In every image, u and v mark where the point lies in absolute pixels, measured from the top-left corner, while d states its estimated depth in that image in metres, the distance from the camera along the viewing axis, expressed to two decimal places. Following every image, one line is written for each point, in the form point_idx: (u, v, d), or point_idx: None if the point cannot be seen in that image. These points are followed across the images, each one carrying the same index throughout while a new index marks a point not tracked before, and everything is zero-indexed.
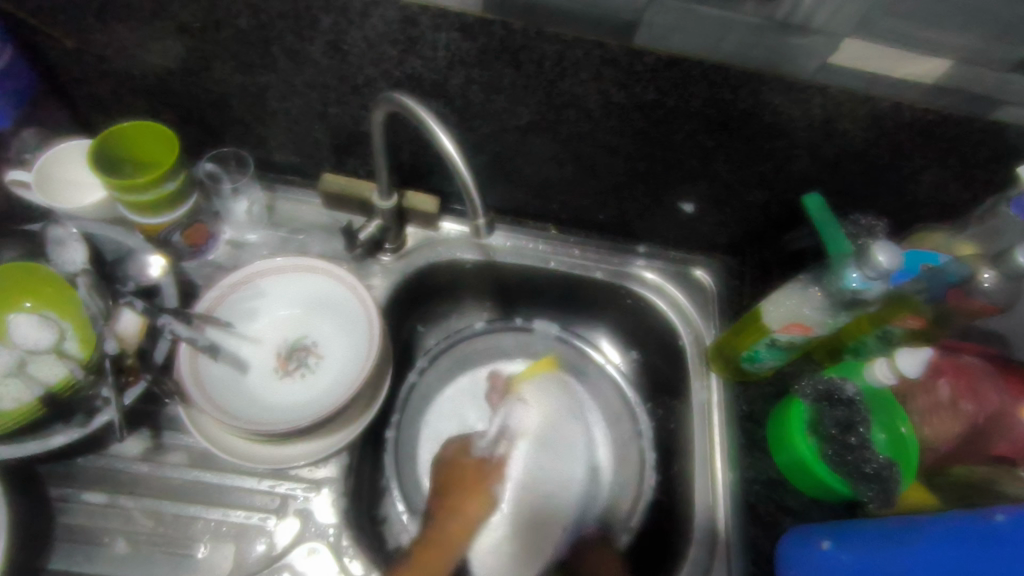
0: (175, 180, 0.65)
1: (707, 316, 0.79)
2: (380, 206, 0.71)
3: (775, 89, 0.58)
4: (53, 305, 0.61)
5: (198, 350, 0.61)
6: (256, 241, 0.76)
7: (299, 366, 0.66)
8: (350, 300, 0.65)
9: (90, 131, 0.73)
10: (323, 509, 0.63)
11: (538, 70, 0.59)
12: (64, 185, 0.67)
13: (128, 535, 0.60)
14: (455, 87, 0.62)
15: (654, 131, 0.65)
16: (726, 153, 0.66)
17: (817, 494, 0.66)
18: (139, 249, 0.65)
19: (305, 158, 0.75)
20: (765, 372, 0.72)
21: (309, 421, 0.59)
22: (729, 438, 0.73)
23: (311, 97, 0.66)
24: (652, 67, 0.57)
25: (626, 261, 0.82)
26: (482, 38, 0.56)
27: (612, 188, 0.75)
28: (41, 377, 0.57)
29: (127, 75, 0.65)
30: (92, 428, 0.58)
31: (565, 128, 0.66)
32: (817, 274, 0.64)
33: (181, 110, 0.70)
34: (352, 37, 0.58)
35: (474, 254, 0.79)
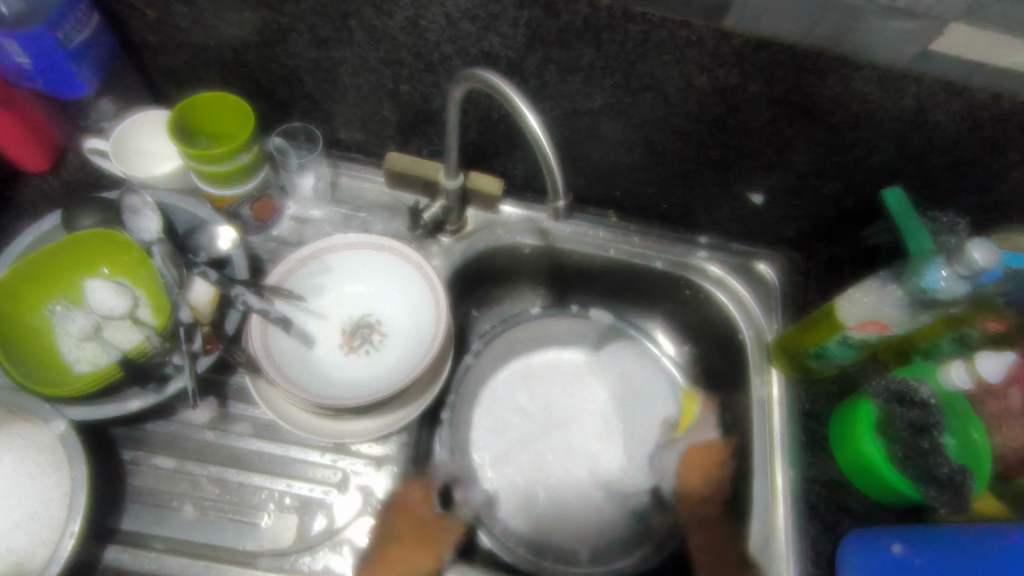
0: (249, 151, 0.65)
1: (771, 311, 0.78)
2: (446, 186, 0.70)
3: (866, 77, 0.56)
4: (127, 271, 0.62)
5: (268, 322, 0.62)
6: (319, 217, 0.76)
7: (363, 343, 0.66)
8: (416, 280, 0.66)
9: (161, 102, 0.74)
10: (383, 485, 0.64)
11: (618, 51, 0.58)
12: (138, 154, 0.68)
13: (195, 501, 0.61)
14: (531, 66, 0.61)
15: (730, 117, 0.63)
16: (806, 143, 0.64)
17: (882, 497, 0.64)
18: (211, 221, 0.66)
19: (370, 136, 0.75)
20: (831, 369, 0.70)
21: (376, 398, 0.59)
22: (790, 435, 0.71)
23: (383, 73, 0.65)
24: (738, 50, 0.56)
25: (688, 251, 0.81)
26: (566, 16, 0.55)
27: (680, 176, 0.74)
28: (116, 342, 0.60)
29: (203, 46, 0.66)
30: (166, 394, 0.58)
31: (638, 112, 0.65)
32: (897, 271, 0.62)
33: (253, 83, 0.70)
34: (432, 13, 0.57)
35: (533, 238, 0.78)
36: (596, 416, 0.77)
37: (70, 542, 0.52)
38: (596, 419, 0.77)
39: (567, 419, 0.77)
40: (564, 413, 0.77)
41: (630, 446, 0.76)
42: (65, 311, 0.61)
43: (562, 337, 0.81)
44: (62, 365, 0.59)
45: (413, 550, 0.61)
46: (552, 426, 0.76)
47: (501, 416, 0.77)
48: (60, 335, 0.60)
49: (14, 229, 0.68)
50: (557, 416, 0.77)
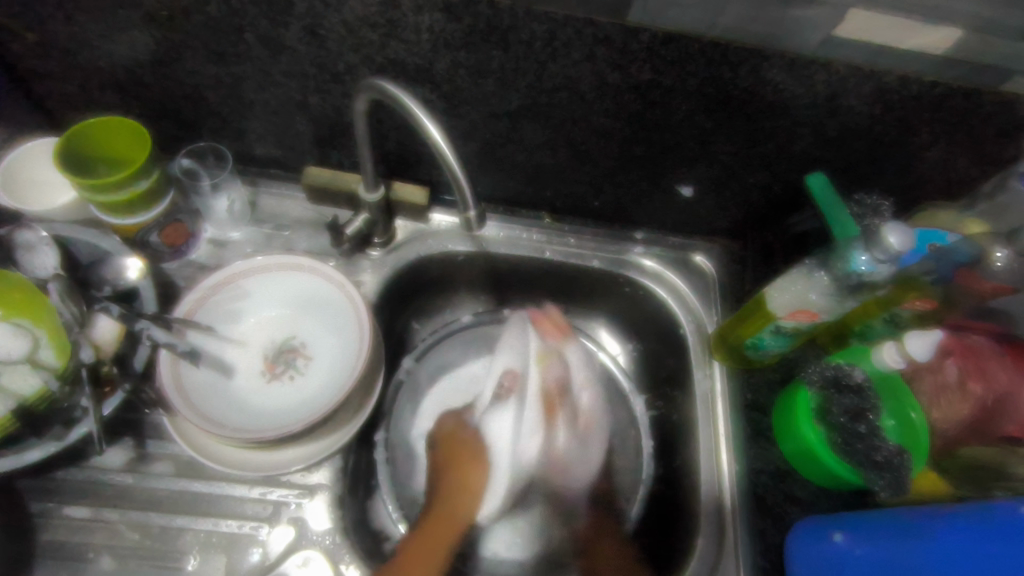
0: (148, 178, 0.62)
1: (709, 303, 0.77)
2: (366, 199, 0.68)
3: (777, 66, 0.55)
4: (23, 310, 0.58)
5: (179, 357, 0.58)
6: (239, 239, 0.73)
7: (287, 368, 0.63)
8: (338, 299, 0.63)
9: (58, 128, 0.70)
10: (317, 515, 0.61)
11: (526, 51, 0.56)
12: (32, 185, 0.64)
13: (113, 551, 0.57)
14: (441, 72, 0.59)
15: (648, 113, 0.62)
16: (726, 135, 0.64)
17: (824, 483, 0.64)
18: (115, 252, 0.62)
19: (287, 151, 0.72)
20: (769, 358, 0.70)
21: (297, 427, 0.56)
22: (733, 427, 0.71)
23: (290, 87, 0.63)
24: (646, 45, 0.55)
25: (624, 249, 0.80)
26: (467, 19, 0.53)
27: (607, 174, 0.73)
28: (14, 388, 0.55)
29: (94, 67, 0.62)
30: (68, 442, 0.55)
31: (556, 112, 0.63)
32: (822, 257, 0.61)
33: (153, 103, 0.66)
34: (329, 21, 0.55)
35: (466, 245, 0.76)
36: None
37: None
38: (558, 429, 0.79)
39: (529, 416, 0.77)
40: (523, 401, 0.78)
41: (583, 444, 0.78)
42: None
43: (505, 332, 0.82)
44: None
45: (470, 475, 0.66)
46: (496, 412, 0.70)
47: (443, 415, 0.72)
48: None
49: None
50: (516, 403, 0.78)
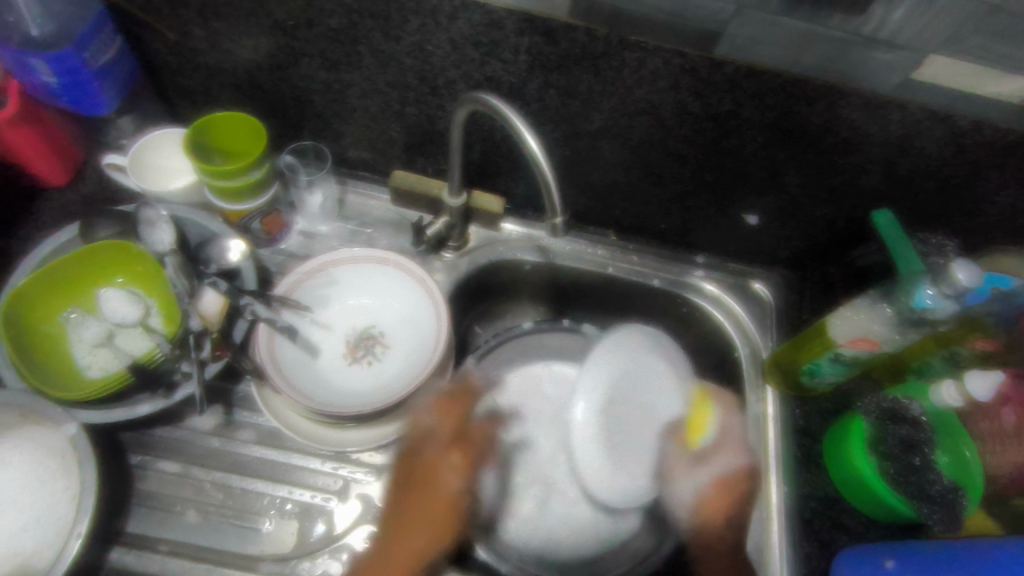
0: (260, 169, 0.67)
1: (766, 330, 0.80)
2: (448, 204, 0.73)
3: (853, 104, 0.58)
4: (141, 282, 0.65)
5: (275, 331, 0.64)
6: (326, 232, 0.79)
7: (366, 354, 0.68)
8: (418, 293, 0.68)
9: (177, 121, 0.77)
10: (380, 494, 0.65)
11: (615, 77, 0.60)
12: (153, 170, 0.70)
13: (199, 506, 0.63)
14: (532, 90, 0.64)
15: (724, 142, 0.66)
16: (797, 167, 0.67)
17: (874, 513, 0.65)
18: (222, 234, 0.68)
19: (377, 154, 0.78)
20: (823, 386, 0.72)
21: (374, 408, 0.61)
22: (784, 451, 0.73)
23: (390, 95, 0.68)
24: (730, 78, 0.58)
25: (685, 271, 0.83)
26: (564, 43, 0.58)
27: (677, 197, 0.76)
28: (128, 349, 0.64)
29: (219, 68, 0.69)
30: (174, 400, 0.60)
31: (635, 135, 0.67)
32: (886, 290, 0.63)
33: (264, 103, 0.73)
34: (437, 38, 0.60)
35: (534, 255, 0.80)
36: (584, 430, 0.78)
37: (76, 544, 0.52)
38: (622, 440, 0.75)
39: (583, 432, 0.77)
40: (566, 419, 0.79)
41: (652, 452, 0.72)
42: (80, 318, 0.64)
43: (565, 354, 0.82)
44: (75, 371, 0.62)
45: (438, 477, 0.62)
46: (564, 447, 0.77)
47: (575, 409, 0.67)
48: (73, 341, 0.63)
49: (33, 239, 0.71)
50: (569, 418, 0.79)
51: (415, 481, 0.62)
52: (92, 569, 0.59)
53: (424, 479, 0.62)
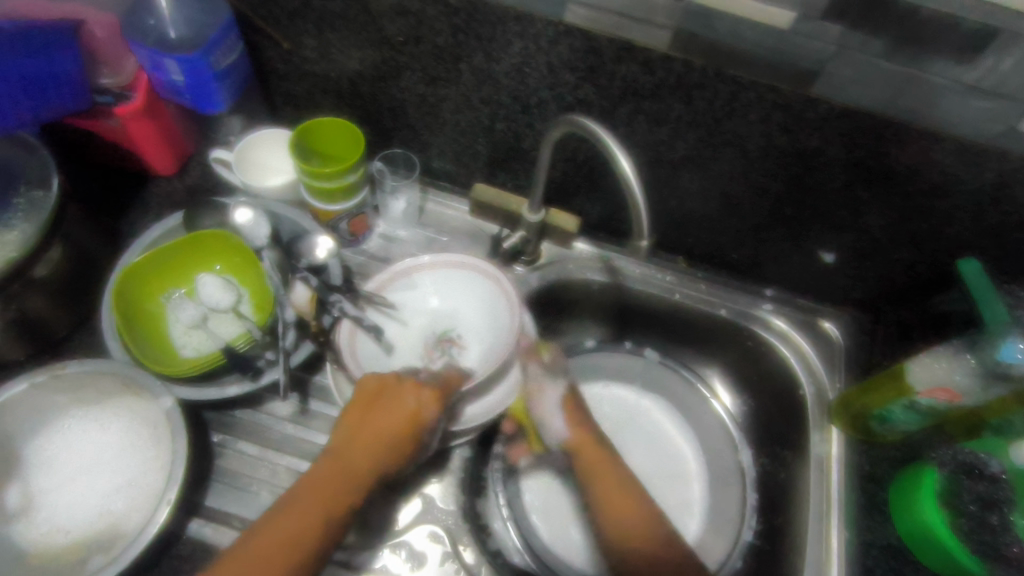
0: (356, 173, 0.71)
1: (834, 369, 0.78)
2: (527, 219, 0.75)
3: (947, 150, 0.58)
4: (235, 271, 0.70)
5: (358, 327, 0.67)
6: (405, 237, 0.82)
7: (443, 354, 0.70)
8: (495, 297, 0.70)
9: (278, 123, 0.82)
10: (441, 496, 0.71)
11: (707, 108, 0.62)
12: (254, 167, 0.76)
13: (272, 488, 0.65)
14: (621, 115, 0.65)
15: (807, 178, 0.66)
16: (881, 208, 0.66)
17: (942, 568, 0.63)
18: (312, 231, 0.72)
19: (460, 167, 0.81)
20: (894, 433, 0.70)
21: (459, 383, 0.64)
22: (847, 496, 0.71)
23: (482, 112, 0.71)
24: (823, 116, 0.59)
25: (754, 304, 0.82)
26: (661, 73, 0.60)
27: (753, 230, 0.76)
28: (222, 333, 0.67)
29: (324, 77, 0.73)
30: (261, 383, 0.64)
31: (718, 166, 0.68)
32: (970, 340, 0.62)
33: (361, 111, 0.77)
34: (536, 61, 0.63)
35: (601, 274, 0.82)
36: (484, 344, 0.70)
37: (166, 510, 0.56)
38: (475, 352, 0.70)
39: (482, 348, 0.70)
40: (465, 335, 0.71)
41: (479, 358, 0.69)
42: (179, 299, 0.68)
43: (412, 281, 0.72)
44: (171, 348, 0.66)
45: (372, 418, 0.56)
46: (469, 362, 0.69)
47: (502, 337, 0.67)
48: (171, 321, 0.68)
49: (141, 224, 0.76)
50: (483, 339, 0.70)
51: (356, 411, 0.56)
52: (173, 537, 0.62)
53: (370, 402, 0.57)
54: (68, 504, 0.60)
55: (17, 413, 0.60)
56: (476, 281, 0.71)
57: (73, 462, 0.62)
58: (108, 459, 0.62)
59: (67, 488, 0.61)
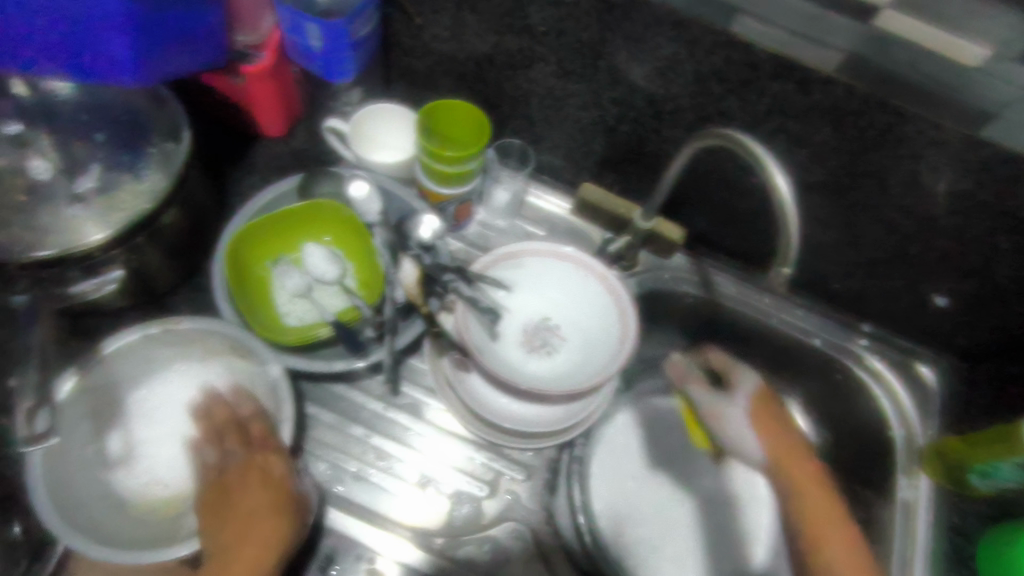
0: (476, 160, 0.70)
1: (924, 416, 0.77)
2: (637, 225, 0.73)
3: None
4: (343, 245, 0.69)
5: (469, 309, 0.66)
6: (504, 228, 0.81)
7: (543, 344, 0.68)
8: (598, 293, 0.68)
9: (389, 96, 0.81)
10: (528, 495, 0.68)
11: (856, 136, 0.60)
12: (367, 140, 0.75)
13: (362, 465, 0.66)
14: (759, 133, 0.63)
15: (943, 220, 0.64)
16: (1017, 259, 0.64)
17: None
18: (421, 211, 0.71)
19: (568, 162, 0.80)
20: (991, 490, 0.68)
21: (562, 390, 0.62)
22: (934, 545, 0.70)
23: (609, 111, 0.70)
24: (984, 159, 0.56)
25: (850, 337, 0.80)
26: (816, 94, 0.58)
27: (867, 263, 0.74)
28: (325, 305, 0.67)
29: (451, 58, 0.72)
30: (365, 361, 0.63)
31: (851, 195, 0.66)
32: None
33: (480, 96, 0.75)
34: (684, 68, 0.61)
35: (697, 288, 0.81)
36: (576, 344, 0.68)
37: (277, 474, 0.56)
38: (570, 354, 0.67)
39: (572, 350, 0.68)
40: (558, 329, 0.68)
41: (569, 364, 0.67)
42: (285, 266, 0.68)
43: (506, 267, 0.69)
44: (275, 315, 0.66)
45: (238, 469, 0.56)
46: (558, 361, 0.67)
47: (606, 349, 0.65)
48: (275, 288, 0.67)
49: (248, 184, 0.76)
50: (579, 338, 0.68)
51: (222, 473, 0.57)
52: None
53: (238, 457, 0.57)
54: (167, 453, 0.60)
55: (125, 361, 0.61)
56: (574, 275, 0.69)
57: (173, 413, 0.62)
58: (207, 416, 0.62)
59: (167, 437, 0.61)
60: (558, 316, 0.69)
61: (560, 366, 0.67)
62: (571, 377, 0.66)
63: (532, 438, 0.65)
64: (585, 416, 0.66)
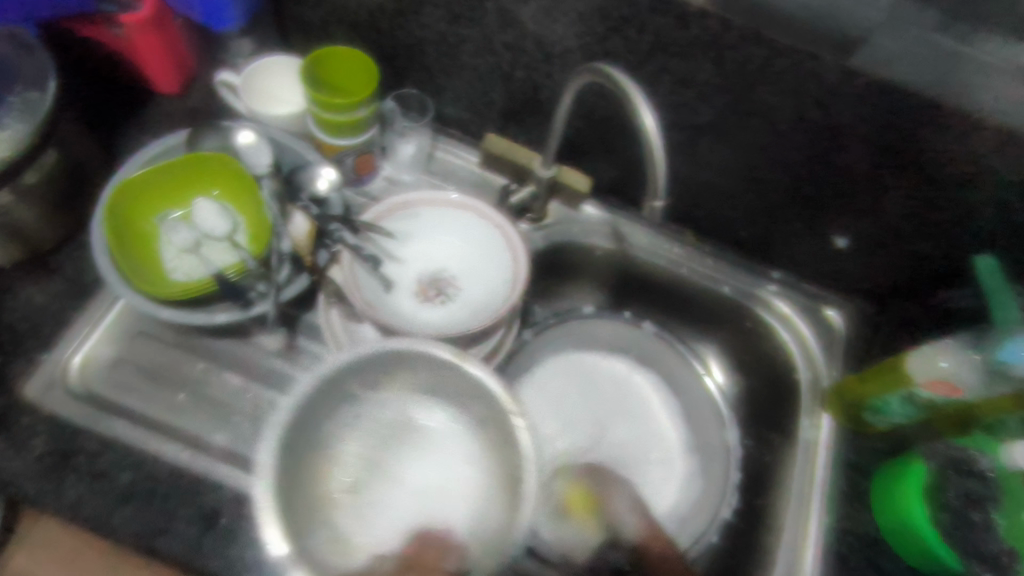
0: (367, 108, 0.68)
1: (829, 354, 0.77)
2: (539, 174, 0.73)
3: (986, 139, 0.55)
4: (233, 198, 0.67)
5: (358, 259, 0.65)
6: (409, 182, 0.79)
7: (438, 293, 0.67)
8: (494, 240, 0.68)
9: (287, 50, 0.79)
10: None
11: (738, 72, 0.59)
12: (258, 93, 0.73)
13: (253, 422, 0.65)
14: (647, 74, 0.63)
15: (834, 158, 0.64)
16: (907, 196, 0.64)
17: (916, 562, 0.64)
18: (314, 163, 0.69)
19: (473, 115, 0.78)
20: (885, 425, 0.69)
21: (451, 333, 0.62)
22: (831, 483, 0.71)
23: (503, 58, 0.68)
24: (861, 90, 0.56)
25: (758, 284, 0.81)
26: (695, 29, 0.57)
27: (769, 207, 0.74)
28: (213, 260, 0.65)
29: (342, 6, 0.70)
30: (250, 314, 0.62)
31: (743, 136, 0.66)
32: (978, 335, 0.63)
33: (377, 47, 0.74)
34: (567, 7, 0.60)
35: (607, 241, 0.80)
36: (471, 292, 0.68)
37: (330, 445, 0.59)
38: (466, 301, 0.67)
39: (465, 297, 0.67)
40: (453, 278, 0.68)
41: (462, 310, 0.67)
42: (172, 221, 0.66)
43: (401, 220, 0.68)
44: (161, 270, 0.64)
45: None
46: (452, 308, 0.67)
47: (500, 293, 0.66)
48: (163, 244, 0.66)
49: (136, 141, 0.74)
50: (473, 287, 0.68)
51: None
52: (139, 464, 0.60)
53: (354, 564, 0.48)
54: (382, 493, 0.59)
55: (312, 402, 0.56)
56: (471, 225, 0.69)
57: (433, 451, 0.61)
58: (440, 456, 0.61)
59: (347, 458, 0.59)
60: (453, 265, 0.69)
61: (451, 315, 0.66)
62: (461, 321, 0.66)
63: None
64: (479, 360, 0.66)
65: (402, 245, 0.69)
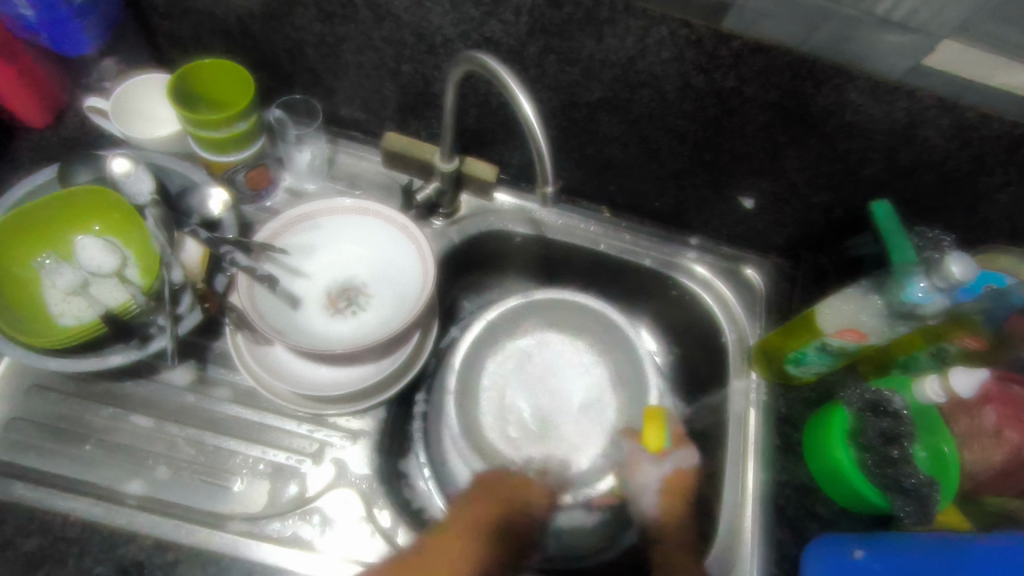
0: (247, 120, 0.66)
1: (753, 314, 0.78)
2: (440, 168, 0.71)
3: (860, 88, 0.56)
4: (116, 230, 0.63)
5: (255, 280, 0.61)
6: (314, 190, 0.77)
7: (349, 304, 0.66)
8: (400, 243, 0.66)
9: (163, 66, 0.74)
10: (357, 459, 0.66)
11: (618, 45, 0.59)
12: (135, 116, 0.69)
13: (170, 461, 0.63)
14: (531, 55, 0.62)
15: (725, 120, 0.64)
16: (798, 150, 0.65)
17: (849, 504, 0.64)
18: (204, 183, 0.66)
19: (370, 115, 0.76)
20: (809, 376, 0.71)
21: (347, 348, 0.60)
22: (764, 439, 0.72)
23: (385, 52, 0.66)
24: (736, 52, 0.56)
25: (676, 252, 0.81)
26: (568, 6, 0.56)
27: (674, 174, 0.74)
28: (103, 299, 0.60)
29: (209, 14, 0.66)
30: (148, 351, 0.60)
31: (635, 108, 0.65)
32: (878, 281, 0.62)
33: (256, 54, 0.70)
34: None
35: (525, 228, 0.79)
36: (383, 298, 0.66)
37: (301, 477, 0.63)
38: (378, 308, 0.66)
39: (377, 303, 0.66)
40: (364, 285, 0.67)
41: (375, 318, 0.66)
42: (54, 264, 0.62)
43: (299, 233, 0.66)
44: (46, 317, 0.60)
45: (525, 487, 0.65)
46: (366, 317, 0.66)
47: (409, 295, 0.65)
48: (44, 288, 0.61)
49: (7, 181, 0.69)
50: (384, 292, 0.67)
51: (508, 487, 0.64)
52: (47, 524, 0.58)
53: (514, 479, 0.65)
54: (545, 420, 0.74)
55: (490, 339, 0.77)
56: (374, 229, 0.67)
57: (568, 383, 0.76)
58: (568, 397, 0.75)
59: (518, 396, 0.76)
60: (362, 272, 0.68)
61: (366, 324, 0.66)
62: (374, 330, 0.65)
63: (343, 401, 0.64)
64: (396, 366, 0.65)
65: (307, 256, 0.67)
